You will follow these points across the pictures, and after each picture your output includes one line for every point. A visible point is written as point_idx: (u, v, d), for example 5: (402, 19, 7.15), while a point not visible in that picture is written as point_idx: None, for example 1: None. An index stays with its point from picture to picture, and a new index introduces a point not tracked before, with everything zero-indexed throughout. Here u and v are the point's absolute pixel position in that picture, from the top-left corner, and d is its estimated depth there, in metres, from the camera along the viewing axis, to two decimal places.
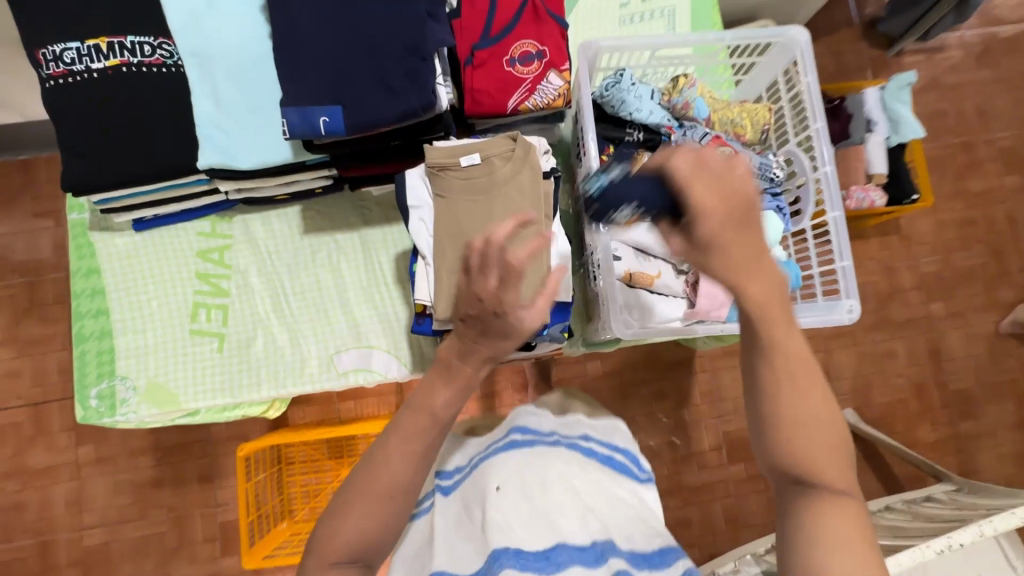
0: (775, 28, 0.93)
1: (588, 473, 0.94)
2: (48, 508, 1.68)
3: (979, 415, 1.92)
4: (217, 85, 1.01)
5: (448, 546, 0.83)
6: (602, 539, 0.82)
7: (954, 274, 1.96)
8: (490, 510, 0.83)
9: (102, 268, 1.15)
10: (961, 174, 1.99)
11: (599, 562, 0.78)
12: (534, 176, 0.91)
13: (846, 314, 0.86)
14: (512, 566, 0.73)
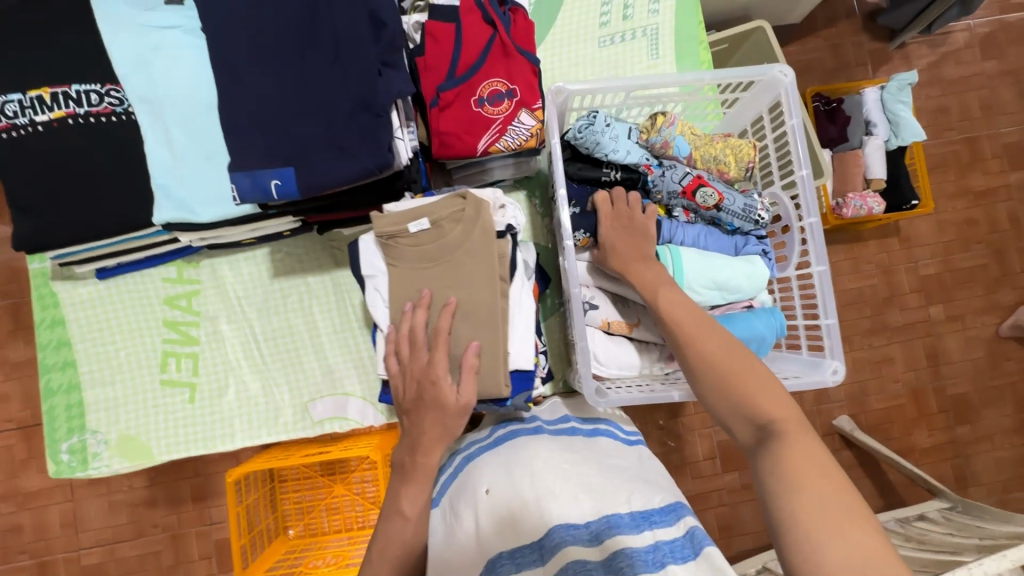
0: (758, 65, 0.87)
1: (577, 452, 0.92)
2: (43, 530, 1.59)
3: (977, 420, 1.87)
4: (169, 132, 0.95)
5: (452, 556, 0.83)
6: (598, 517, 0.78)
7: (955, 276, 1.89)
8: (481, 517, 0.84)
9: (66, 319, 1.11)
10: (963, 173, 1.91)
11: (595, 543, 0.75)
12: (486, 235, 0.90)
13: (830, 375, 0.82)
14: (510, 571, 0.76)
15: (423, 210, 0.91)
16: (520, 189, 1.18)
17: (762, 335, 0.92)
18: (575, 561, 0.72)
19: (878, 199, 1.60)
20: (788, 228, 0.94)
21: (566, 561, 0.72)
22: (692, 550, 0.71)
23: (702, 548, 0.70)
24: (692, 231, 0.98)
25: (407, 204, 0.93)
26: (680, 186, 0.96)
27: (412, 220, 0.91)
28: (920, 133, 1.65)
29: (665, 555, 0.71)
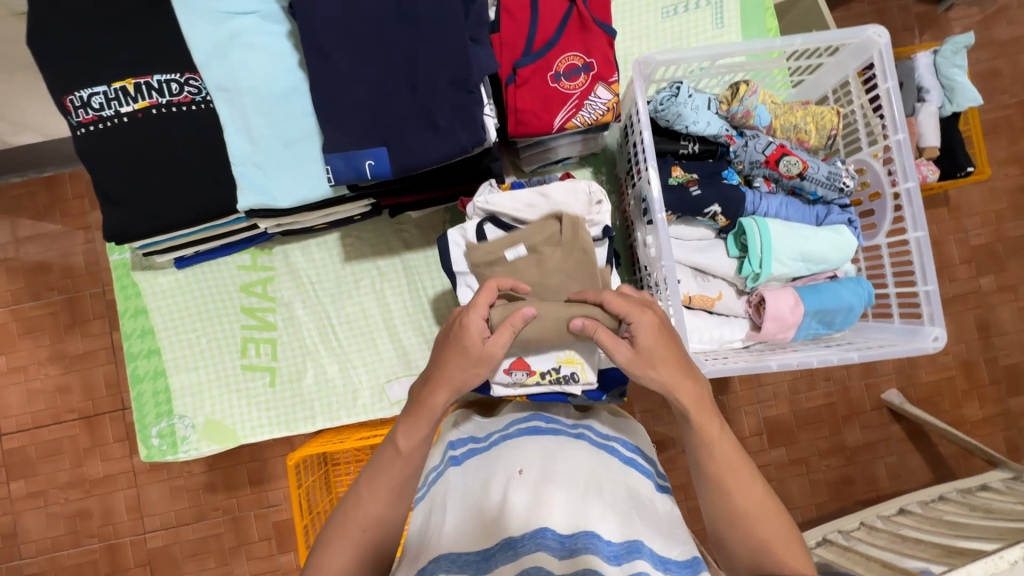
0: (850, 28, 0.85)
1: (612, 470, 0.81)
2: (111, 513, 1.65)
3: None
4: (250, 119, 0.96)
5: (458, 521, 0.74)
6: (624, 540, 0.68)
7: (1007, 246, 1.85)
8: (511, 493, 0.75)
9: (148, 308, 1.14)
10: (1016, 139, 1.85)
11: (615, 563, 0.65)
12: (586, 256, 0.93)
13: (931, 342, 0.81)
14: (533, 549, 0.65)
15: (520, 236, 0.94)
16: (586, 166, 1.18)
17: (851, 304, 0.92)
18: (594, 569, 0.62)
19: (933, 168, 1.57)
20: (877, 196, 0.92)
21: (585, 564, 0.63)
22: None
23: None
24: (774, 202, 0.97)
25: (499, 204, 0.95)
26: (763, 155, 0.95)
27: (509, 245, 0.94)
28: (979, 97, 1.55)
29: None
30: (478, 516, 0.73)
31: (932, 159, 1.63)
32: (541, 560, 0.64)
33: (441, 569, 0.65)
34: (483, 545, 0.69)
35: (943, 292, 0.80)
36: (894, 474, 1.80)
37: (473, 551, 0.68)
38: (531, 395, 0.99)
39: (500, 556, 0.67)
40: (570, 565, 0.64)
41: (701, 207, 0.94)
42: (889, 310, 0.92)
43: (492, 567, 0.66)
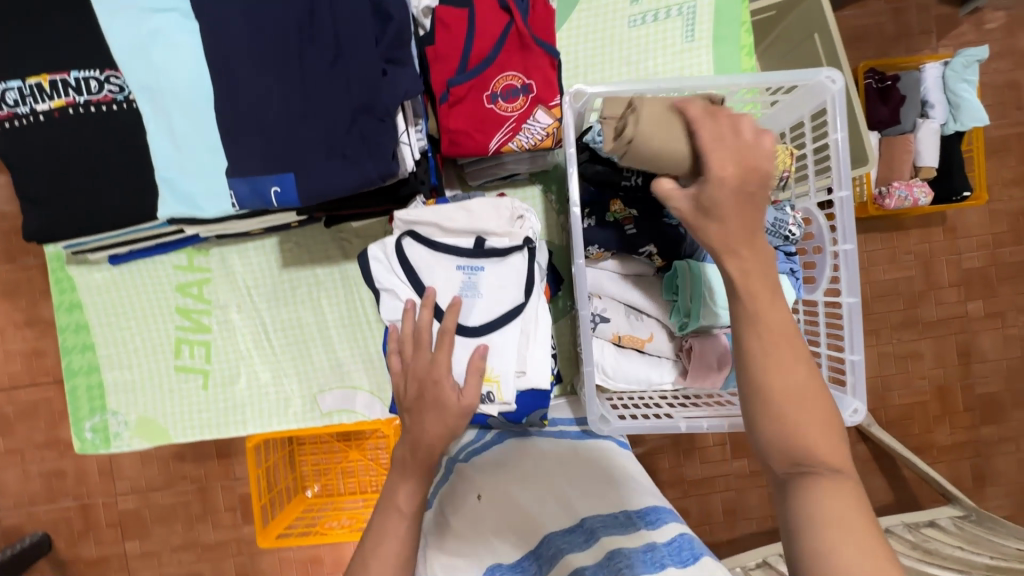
0: (803, 70, 0.78)
1: (562, 453, 0.93)
2: (85, 475, 1.70)
3: (1004, 420, 1.79)
4: (171, 124, 0.91)
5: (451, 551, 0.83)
6: (591, 519, 0.81)
7: (1001, 272, 1.76)
8: (479, 518, 0.85)
9: (83, 303, 1.13)
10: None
11: (590, 545, 0.77)
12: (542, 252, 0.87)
13: (850, 415, 0.77)
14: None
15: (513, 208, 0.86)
16: (535, 184, 1.13)
17: None
18: (575, 569, 0.73)
19: (926, 190, 1.47)
20: (820, 250, 0.87)
21: (567, 568, 0.74)
22: (692, 554, 0.71)
23: (701, 553, 0.71)
24: (714, 244, 0.92)
25: (418, 212, 0.90)
26: None
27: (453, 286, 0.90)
28: (986, 117, 1.49)
29: (665, 558, 0.71)
30: (460, 549, 0.82)
31: (927, 180, 1.53)
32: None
33: None
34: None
35: (868, 364, 0.76)
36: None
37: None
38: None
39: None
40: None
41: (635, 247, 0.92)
42: (820, 368, 0.89)
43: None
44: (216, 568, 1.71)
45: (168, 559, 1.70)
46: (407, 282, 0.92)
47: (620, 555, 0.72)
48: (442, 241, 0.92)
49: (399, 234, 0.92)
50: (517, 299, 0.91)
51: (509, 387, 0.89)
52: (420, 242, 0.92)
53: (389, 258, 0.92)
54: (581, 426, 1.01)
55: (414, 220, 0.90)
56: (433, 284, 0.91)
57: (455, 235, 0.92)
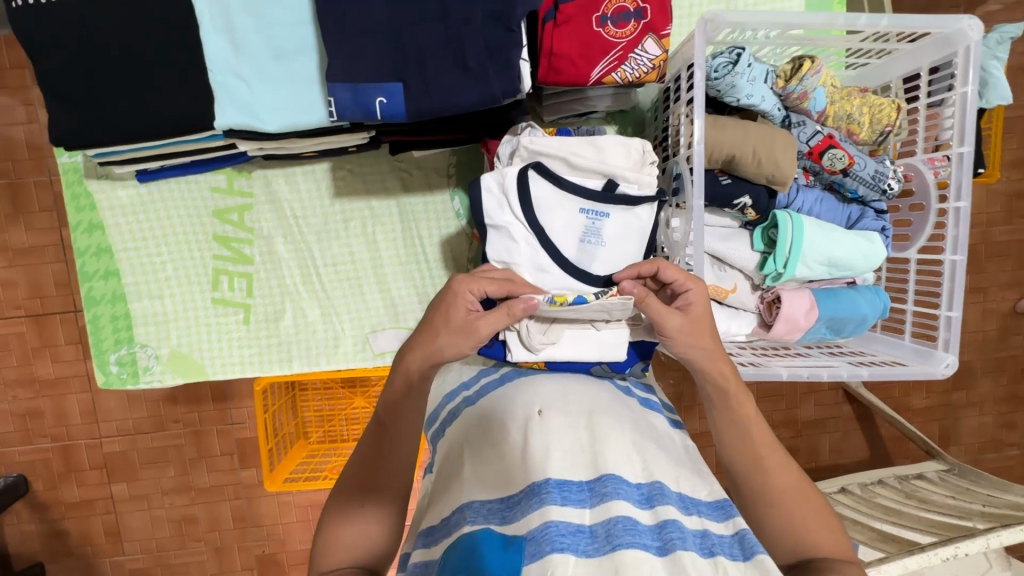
0: (946, 16, 0.76)
1: (634, 410, 0.78)
2: (64, 415, 1.53)
3: (971, 386, 1.79)
4: (232, 18, 0.79)
5: (487, 464, 0.71)
6: (651, 482, 0.67)
7: (989, 249, 1.71)
8: (532, 435, 0.72)
9: (105, 225, 1.01)
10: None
11: (646, 506, 0.64)
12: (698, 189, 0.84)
13: (942, 368, 0.80)
14: (555, 502, 0.63)
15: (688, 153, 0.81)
16: (611, 123, 1.06)
17: (864, 315, 0.89)
18: (626, 518, 0.61)
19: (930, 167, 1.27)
20: (920, 208, 0.88)
21: (613, 514, 0.62)
22: (741, 552, 0.59)
23: (754, 553, 0.58)
24: (809, 196, 0.91)
25: (546, 142, 0.84)
26: (807, 146, 0.88)
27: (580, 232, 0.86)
28: (1010, 95, 1.10)
29: (715, 545, 0.60)
30: (503, 455, 0.71)
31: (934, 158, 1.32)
32: (568, 516, 0.61)
33: (466, 521, 0.64)
34: (505, 492, 0.67)
35: (967, 321, 0.79)
36: (835, 449, 1.81)
37: (497, 500, 0.66)
38: (548, 362, 0.87)
39: (525, 502, 0.64)
40: (599, 515, 0.62)
41: (730, 199, 0.88)
42: (902, 325, 0.92)
43: (517, 515, 0.64)
44: (213, 512, 1.60)
45: (159, 502, 1.58)
46: (521, 221, 0.84)
47: (674, 527, 0.61)
48: (566, 178, 0.85)
49: (522, 164, 0.84)
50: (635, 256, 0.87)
51: (621, 341, 0.86)
52: (545, 177, 0.84)
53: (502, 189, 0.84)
54: (647, 395, 0.86)
55: (544, 151, 0.84)
56: (554, 224, 0.85)
57: (582, 174, 0.86)
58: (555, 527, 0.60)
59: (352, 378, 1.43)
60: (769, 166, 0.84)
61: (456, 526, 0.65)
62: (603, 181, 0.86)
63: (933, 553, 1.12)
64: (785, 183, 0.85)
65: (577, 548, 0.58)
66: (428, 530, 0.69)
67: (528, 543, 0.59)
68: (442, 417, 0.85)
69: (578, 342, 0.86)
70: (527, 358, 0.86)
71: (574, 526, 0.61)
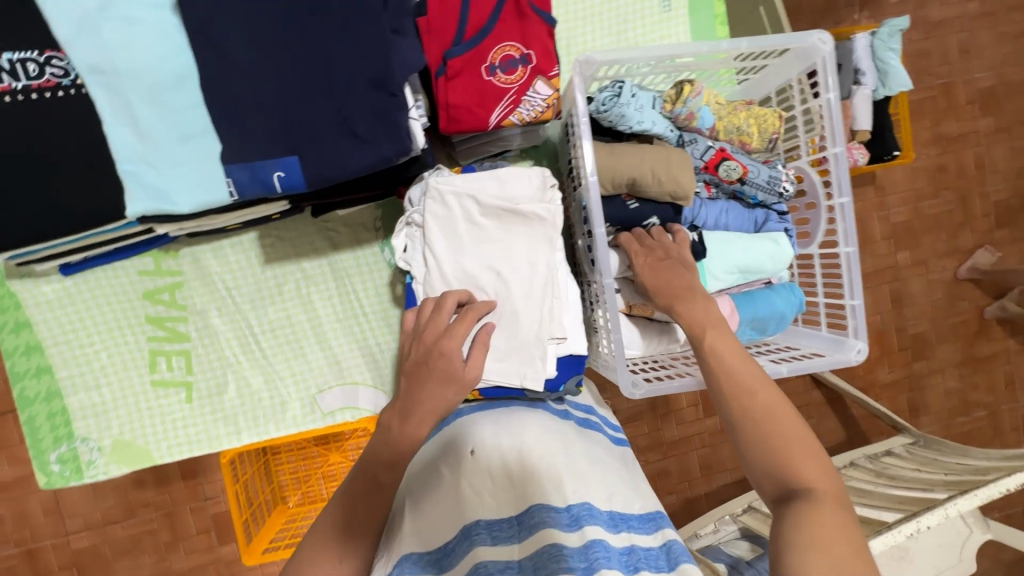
0: (797, 33, 0.84)
1: (567, 434, 0.81)
2: (26, 517, 1.48)
3: (931, 354, 1.81)
4: (132, 109, 0.81)
5: (424, 508, 0.73)
6: (579, 503, 0.70)
7: (922, 223, 1.77)
8: (465, 477, 0.73)
9: (33, 322, 1.00)
10: (938, 118, 1.75)
11: (574, 529, 0.67)
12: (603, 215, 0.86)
13: (855, 354, 0.85)
14: (485, 543, 0.67)
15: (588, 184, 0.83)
16: (527, 159, 1.10)
17: (782, 312, 0.93)
18: (551, 548, 0.65)
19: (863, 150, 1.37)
20: (814, 206, 0.95)
21: (543, 544, 0.65)
22: (667, 563, 0.68)
23: (679, 563, 0.67)
24: (715, 207, 0.96)
25: (451, 180, 0.87)
26: (702, 161, 0.93)
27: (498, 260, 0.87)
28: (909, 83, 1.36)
29: (639, 561, 0.68)
30: (439, 501, 0.72)
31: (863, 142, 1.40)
32: (496, 555, 0.66)
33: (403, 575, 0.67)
34: (440, 541, 0.69)
35: (869, 307, 0.84)
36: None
37: (433, 551, 0.68)
38: (481, 390, 0.88)
39: (460, 547, 0.68)
40: (528, 548, 0.67)
41: (638, 220, 0.93)
42: (818, 317, 0.96)
43: (455, 560, 0.67)
44: None
45: None
46: (437, 257, 0.87)
47: (599, 547, 0.65)
48: (476, 214, 0.87)
49: (433, 205, 0.87)
50: (546, 294, 0.87)
51: (546, 355, 0.86)
52: (454, 213, 0.87)
53: (418, 234, 0.89)
54: (586, 415, 0.91)
55: (446, 192, 0.86)
56: (469, 258, 0.87)
57: (487, 211, 0.87)
58: (485, 568, 0.65)
59: (320, 435, 1.41)
60: (670, 185, 0.88)
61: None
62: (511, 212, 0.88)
63: (897, 530, 1.14)
64: (688, 198, 0.89)
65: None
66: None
67: None
68: None
69: (502, 357, 0.86)
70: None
71: (503, 564, 0.65)
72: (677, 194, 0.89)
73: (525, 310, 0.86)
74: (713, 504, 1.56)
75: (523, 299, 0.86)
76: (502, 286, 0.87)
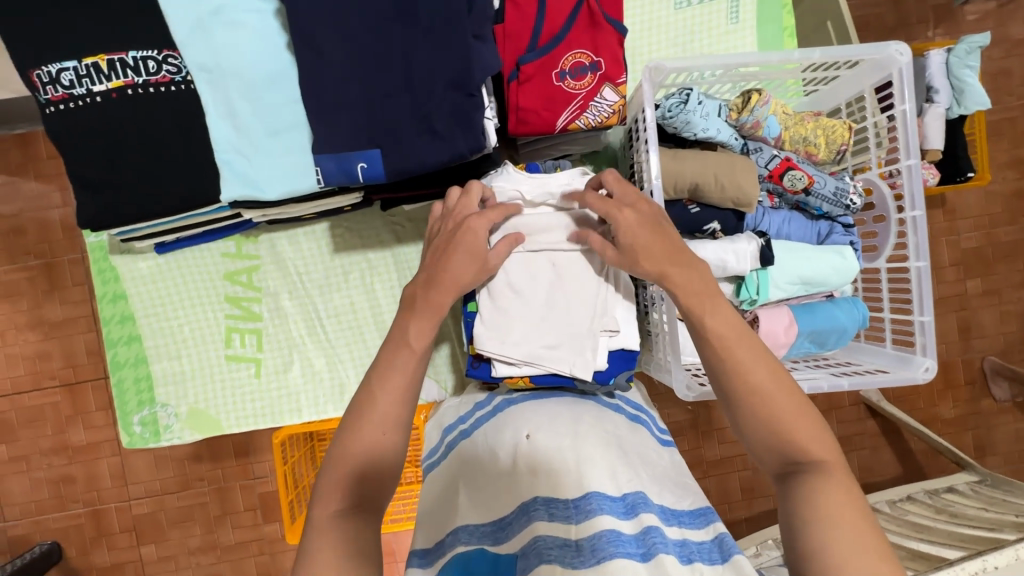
0: (872, 44, 0.84)
1: (621, 428, 0.83)
2: (97, 480, 1.60)
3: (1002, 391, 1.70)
4: (233, 104, 0.89)
5: (480, 489, 0.77)
6: (634, 491, 0.71)
7: (998, 251, 1.67)
8: (520, 458, 0.75)
9: (128, 294, 1.11)
10: (1019, 142, 1.66)
11: (628, 517, 0.68)
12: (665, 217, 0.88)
13: (922, 372, 0.83)
14: (542, 518, 0.68)
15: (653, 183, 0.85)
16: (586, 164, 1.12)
17: (845, 326, 0.92)
18: (610, 532, 0.65)
19: (934, 170, 1.32)
20: (882, 218, 0.94)
21: (598, 528, 0.66)
22: (719, 555, 0.67)
23: (731, 555, 0.66)
24: (777, 216, 0.96)
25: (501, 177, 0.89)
26: (767, 170, 0.93)
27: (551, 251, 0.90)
28: (988, 101, 1.31)
29: (692, 553, 0.67)
30: (495, 479, 0.76)
31: (935, 162, 1.35)
32: (555, 530, 0.67)
33: (460, 542, 0.71)
34: (497, 515, 0.73)
35: (940, 324, 0.82)
36: (865, 468, 1.69)
37: (488, 523, 0.73)
38: (531, 377, 0.91)
39: (517, 522, 0.71)
40: (585, 530, 0.66)
41: (699, 225, 0.93)
42: (882, 333, 0.95)
43: (513, 534, 0.70)
44: (237, 569, 1.62)
45: (185, 563, 1.61)
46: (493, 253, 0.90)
47: (655, 533, 0.66)
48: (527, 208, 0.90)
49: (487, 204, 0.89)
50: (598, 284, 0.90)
51: (597, 346, 0.88)
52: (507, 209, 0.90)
53: None
54: (636, 411, 0.91)
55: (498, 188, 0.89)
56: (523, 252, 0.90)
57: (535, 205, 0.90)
58: (542, 541, 0.66)
59: None
60: (733, 190, 0.89)
61: (451, 546, 0.72)
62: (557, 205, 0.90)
63: (959, 568, 1.08)
64: (751, 204, 0.90)
65: (563, 560, 0.64)
66: (421, 550, 0.76)
67: (518, 559, 0.67)
68: (440, 448, 0.89)
69: (554, 347, 0.89)
70: (510, 373, 0.90)
71: (559, 539, 0.66)
72: (739, 201, 0.90)
73: (578, 301, 0.90)
74: (754, 529, 1.51)
75: (576, 288, 0.90)
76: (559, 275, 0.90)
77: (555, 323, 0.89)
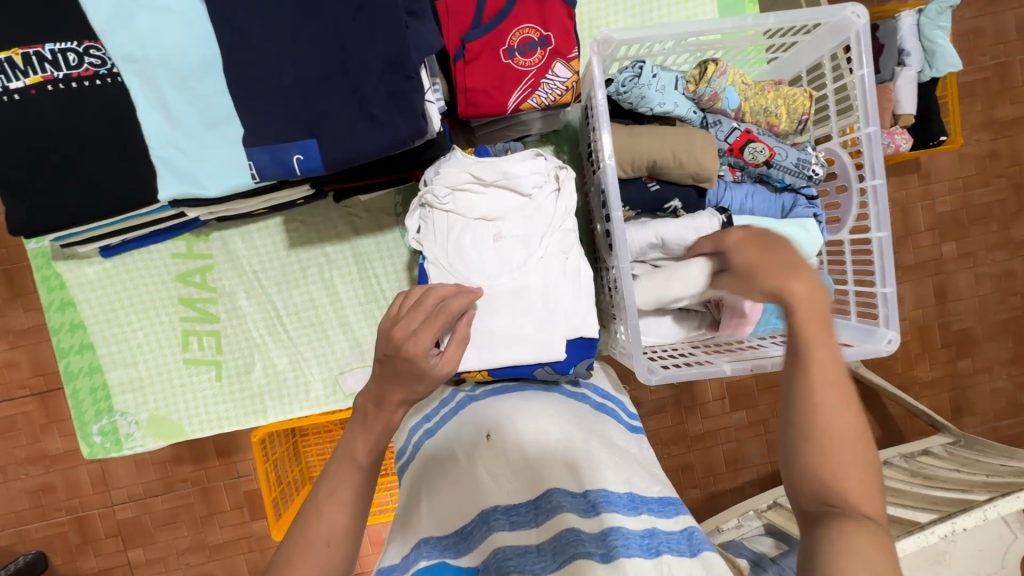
0: (830, 6, 0.80)
1: (585, 419, 0.81)
2: (78, 487, 1.57)
3: (977, 352, 1.71)
4: (164, 97, 0.84)
5: (439, 494, 0.74)
6: (597, 488, 0.70)
7: (972, 213, 1.66)
8: (480, 460, 0.74)
9: (76, 301, 1.06)
10: (992, 102, 1.64)
11: (591, 515, 0.67)
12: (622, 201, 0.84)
13: (885, 345, 0.82)
14: (503, 528, 0.68)
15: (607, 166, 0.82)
16: (546, 144, 1.08)
17: None
18: (570, 531, 0.65)
19: (906, 136, 1.28)
20: (844, 188, 0.92)
21: (561, 528, 0.66)
22: (688, 548, 0.66)
23: (702, 551, 0.65)
24: (740, 189, 0.94)
25: (450, 164, 0.88)
26: (727, 143, 0.91)
27: (508, 235, 0.88)
28: (960, 63, 1.29)
29: (660, 544, 0.66)
30: (454, 485, 0.74)
31: (907, 127, 1.32)
32: (515, 540, 0.67)
33: (422, 557, 0.69)
34: (457, 524, 0.71)
35: (901, 296, 0.81)
36: None
37: (450, 534, 0.70)
38: (490, 370, 0.86)
39: (477, 532, 0.69)
40: (546, 533, 0.67)
41: (660, 203, 0.91)
42: (847, 306, 0.94)
43: (472, 546, 0.68)
44: (227, 567, 1.61)
45: (174, 563, 1.60)
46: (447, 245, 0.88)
47: (618, 534, 0.65)
48: (480, 194, 0.89)
49: (438, 192, 0.87)
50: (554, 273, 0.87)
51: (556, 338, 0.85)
52: (460, 196, 0.88)
53: (430, 218, 0.90)
54: (603, 400, 0.90)
55: (450, 173, 0.87)
56: (481, 241, 0.88)
57: (488, 187, 0.89)
58: (503, 553, 0.65)
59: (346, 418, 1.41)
60: (691, 165, 0.86)
61: (414, 562, 0.68)
62: (511, 188, 0.89)
63: (930, 531, 1.08)
64: (711, 179, 0.87)
65: (524, 568, 0.64)
66: (385, 567, 0.71)
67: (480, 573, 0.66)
68: (408, 450, 0.86)
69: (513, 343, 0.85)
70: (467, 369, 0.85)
71: (520, 548, 0.66)
72: (698, 175, 0.87)
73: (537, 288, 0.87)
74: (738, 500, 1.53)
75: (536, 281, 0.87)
76: (517, 265, 0.87)
77: (510, 314, 0.86)
